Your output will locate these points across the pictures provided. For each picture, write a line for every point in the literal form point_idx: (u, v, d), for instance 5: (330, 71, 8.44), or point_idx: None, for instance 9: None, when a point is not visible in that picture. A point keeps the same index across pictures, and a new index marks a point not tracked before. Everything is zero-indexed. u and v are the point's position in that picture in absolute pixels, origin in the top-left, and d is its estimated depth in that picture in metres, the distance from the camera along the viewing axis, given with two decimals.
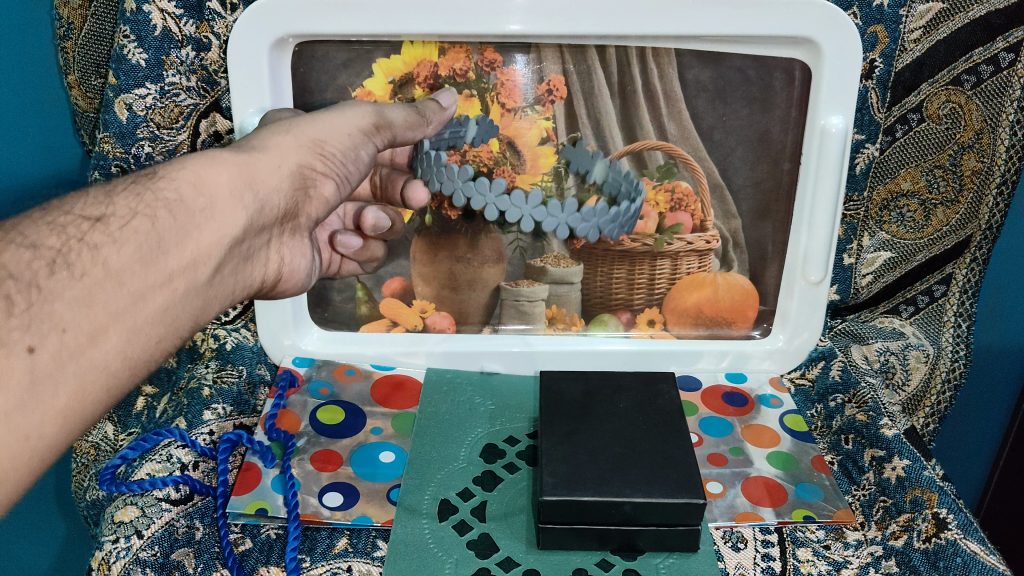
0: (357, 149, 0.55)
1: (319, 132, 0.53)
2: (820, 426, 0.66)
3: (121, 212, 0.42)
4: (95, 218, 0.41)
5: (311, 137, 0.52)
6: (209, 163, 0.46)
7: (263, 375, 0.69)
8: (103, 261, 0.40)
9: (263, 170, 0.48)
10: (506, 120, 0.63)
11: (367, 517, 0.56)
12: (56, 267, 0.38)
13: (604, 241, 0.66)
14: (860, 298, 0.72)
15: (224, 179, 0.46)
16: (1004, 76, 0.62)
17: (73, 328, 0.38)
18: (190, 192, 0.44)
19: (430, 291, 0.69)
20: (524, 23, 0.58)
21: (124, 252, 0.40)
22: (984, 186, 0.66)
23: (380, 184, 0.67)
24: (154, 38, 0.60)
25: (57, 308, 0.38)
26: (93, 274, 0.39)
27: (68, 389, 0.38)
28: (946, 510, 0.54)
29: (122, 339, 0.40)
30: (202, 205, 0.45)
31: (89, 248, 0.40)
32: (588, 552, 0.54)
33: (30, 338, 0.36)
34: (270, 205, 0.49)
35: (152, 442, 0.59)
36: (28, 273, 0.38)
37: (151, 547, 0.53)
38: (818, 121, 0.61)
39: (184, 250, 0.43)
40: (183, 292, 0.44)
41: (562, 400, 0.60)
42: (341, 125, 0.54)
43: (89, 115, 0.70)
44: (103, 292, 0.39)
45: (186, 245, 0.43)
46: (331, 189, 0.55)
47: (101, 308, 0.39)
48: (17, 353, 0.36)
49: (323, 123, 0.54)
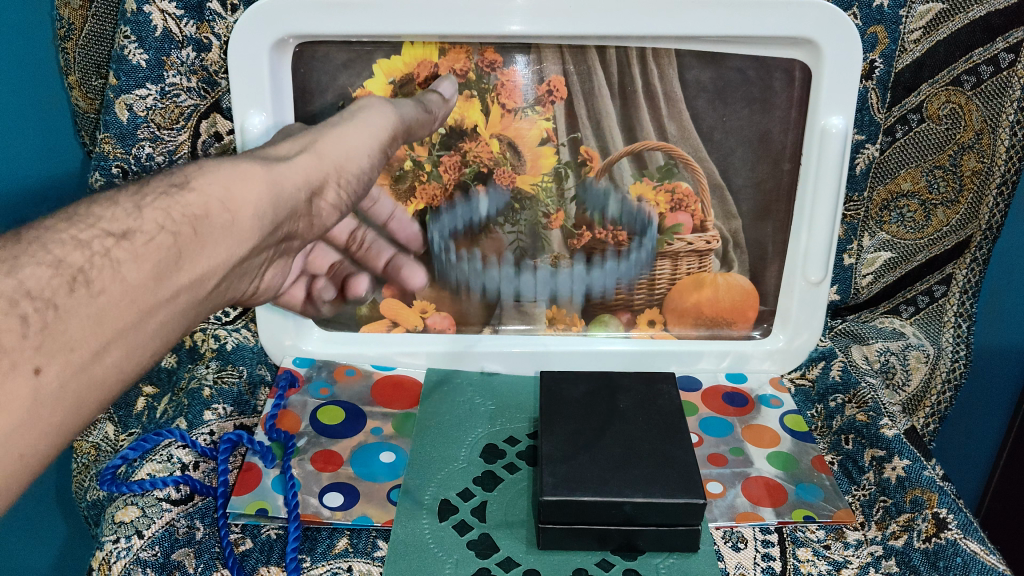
0: (363, 166, 0.58)
1: (340, 148, 0.56)
2: (820, 426, 0.66)
3: (147, 227, 0.41)
4: (118, 233, 0.41)
5: (332, 157, 0.55)
6: (241, 178, 0.46)
7: (263, 375, 0.69)
8: (121, 278, 0.39)
9: (288, 186, 0.49)
10: (506, 121, 0.63)
11: (367, 517, 0.56)
12: (75, 285, 0.38)
13: (604, 241, 0.66)
14: (860, 299, 0.72)
15: (253, 195, 0.46)
16: (1004, 76, 0.62)
17: (80, 347, 0.37)
18: (217, 208, 0.45)
19: (430, 291, 0.69)
20: (524, 24, 0.58)
21: (142, 270, 0.40)
22: (983, 187, 0.66)
23: (359, 243, 0.66)
24: (154, 39, 0.60)
25: (70, 327, 0.37)
26: (110, 291, 0.39)
27: (66, 408, 0.37)
28: (946, 510, 0.54)
29: (123, 355, 0.40)
30: (225, 220, 0.45)
31: (110, 265, 0.39)
32: (588, 553, 0.54)
33: (38, 359, 0.35)
34: (284, 221, 0.50)
35: (153, 442, 0.59)
36: (45, 292, 0.37)
37: (152, 547, 0.53)
38: (819, 122, 0.61)
39: (198, 263, 0.43)
40: (184, 307, 0.43)
41: (563, 400, 0.60)
42: (364, 139, 0.58)
43: (89, 116, 0.70)
44: (116, 305, 0.39)
45: (199, 261, 0.43)
46: (334, 207, 0.56)
47: (110, 326, 0.39)
48: (23, 373, 0.35)
49: (341, 139, 0.56)
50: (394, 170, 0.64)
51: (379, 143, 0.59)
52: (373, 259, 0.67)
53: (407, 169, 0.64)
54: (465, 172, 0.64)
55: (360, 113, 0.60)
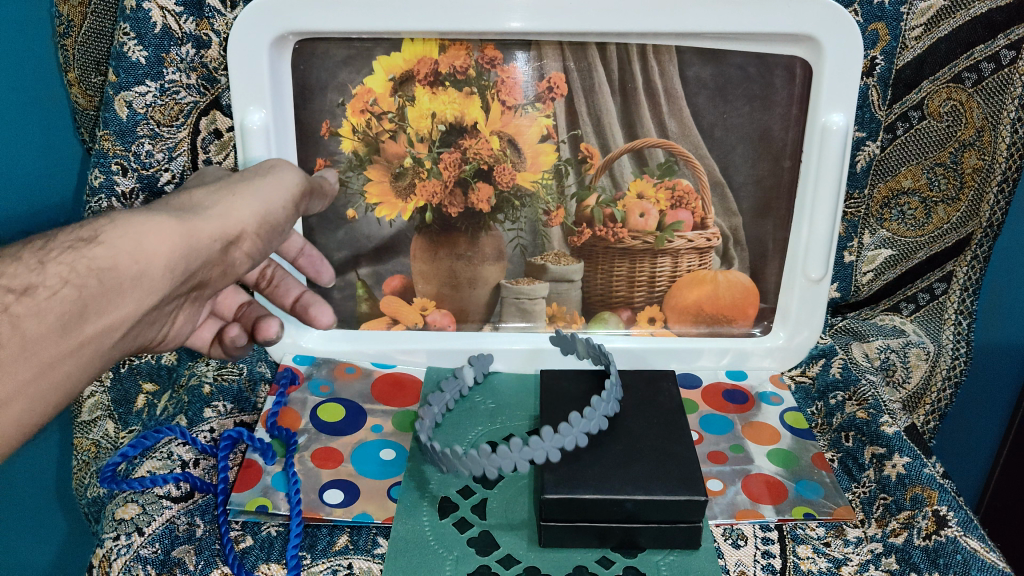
0: (289, 217, 0.53)
1: (263, 201, 0.50)
2: (821, 423, 0.66)
3: (51, 282, 0.40)
4: (20, 287, 0.39)
5: (255, 208, 0.49)
6: (152, 227, 0.43)
7: (263, 372, 0.69)
8: (22, 332, 0.38)
9: (203, 241, 0.46)
10: (506, 118, 0.62)
11: (367, 514, 0.56)
12: None
13: (604, 239, 0.66)
14: (861, 296, 0.71)
15: (164, 247, 0.44)
16: (1005, 73, 0.62)
17: None
18: (125, 260, 0.42)
19: (431, 288, 0.69)
20: (525, 21, 0.58)
21: (45, 322, 0.39)
22: (985, 184, 0.66)
23: (270, 277, 0.65)
24: (154, 35, 0.60)
25: None
26: (8, 346, 0.38)
27: None
28: (946, 508, 0.54)
29: (25, 407, 0.40)
30: (133, 273, 0.43)
31: (9, 319, 0.38)
32: (588, 550, 0.54)
33: None
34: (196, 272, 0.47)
35: (153, 439, 0.58)
36: None
37: (152, 544, 0.53)
38: (820, 119, 0.61)
39: (106, 313, 0.42)
40: (91, 357, 0.43)
41: (563, 398, 0.61)
42: (280, 195, 0.51)
43: (89, 113, 0.70)
44: (16, 359, 0.38)
45: (105, 313, 0.42)
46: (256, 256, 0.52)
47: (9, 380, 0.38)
48: None
49: (263, 187, 0.51)
50: (394, 168, 0.64)
51: (292, 201, 0.53)
52: (281, 296, 0.66)
53: (407, 167, 0.64)
54: (465, 169, 0.64)
55: (281, 162, 0.54)
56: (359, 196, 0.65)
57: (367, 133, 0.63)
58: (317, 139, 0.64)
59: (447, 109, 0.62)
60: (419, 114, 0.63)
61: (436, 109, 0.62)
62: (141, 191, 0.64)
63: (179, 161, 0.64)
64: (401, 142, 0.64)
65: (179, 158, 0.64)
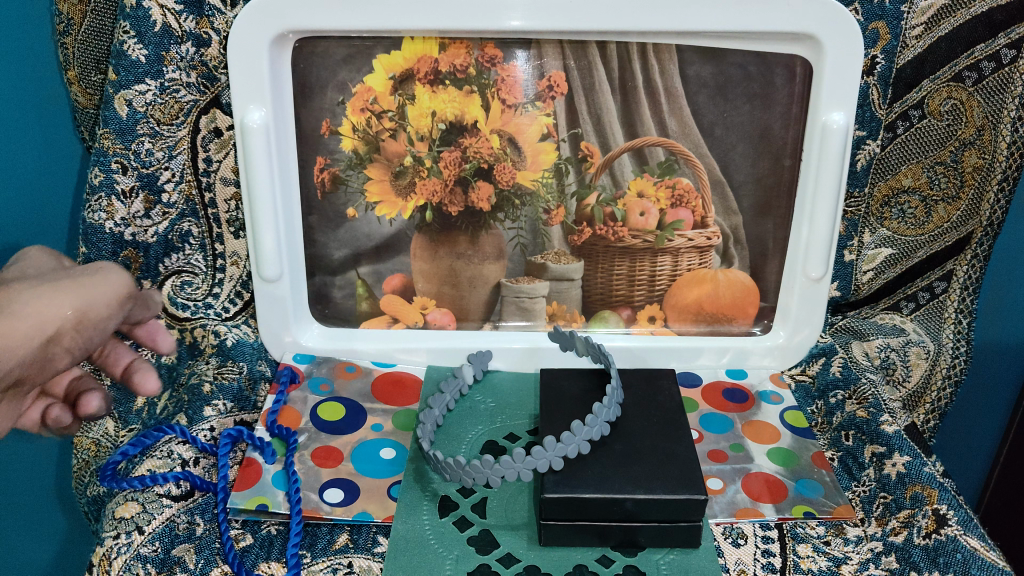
0: (111, 318, 0.53)
1: (82, 301, 0.51)
2: (820, 422, 0.66)
3: None
4: None
5: (73, 307, 0.50)
6: None
7: (263, 371, 0.68)
8: None
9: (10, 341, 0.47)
10: (506, 116, 0.62)
11: (367, 513, 0.56)
12: None
13: (605, 237, 0.66)
14: (862, 295, 0.71)
15: None
16: (1005, 72, 0.62)
17: None
18: None
19: (431, 287, 0.69)
20: (525, 19, 0.58)
21: None
22: (985, 183, 0.66)
23: (104, 354, 0.63)
24: (153, 34, 0.60)
25: None
26: None
27: None
28: (946, 507, 0.54)
29: None
30: None
31: None
32: (588, 549, 0.54)
33: None
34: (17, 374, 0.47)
35: (153, 439, 0.59)
36: None
37: (152, 543, 0.53)
38: (820, 118, 0.61)
39: None
40: None
41: (563, 397, 0.61)
42: (99, 296, 0.52)
43: (89, 112, 0.70)
44: None
45: None
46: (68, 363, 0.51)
47: None
48: None
49: (89, 290, 0.52)
50: (394, 166, 0.64)
51: (116, 304, 0.54)
52: (111, 364, 0.64)
53: (407, 165, 0.64)
54: (465, 168, 0.64)
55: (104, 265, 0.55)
56: (359, 195, 0.65)
57: (367, 132, 0.63)
58: (317, 138, 0.64)
59: (447, 107, 0.62)
60: (419, 113, 0.62)
61: (436, 108, 0.62)
62: (141, 189, 0.64)
63: (179, 160, 0.64)
64: (401, 140, 0.63)
65: (179, 156, 0.64)
